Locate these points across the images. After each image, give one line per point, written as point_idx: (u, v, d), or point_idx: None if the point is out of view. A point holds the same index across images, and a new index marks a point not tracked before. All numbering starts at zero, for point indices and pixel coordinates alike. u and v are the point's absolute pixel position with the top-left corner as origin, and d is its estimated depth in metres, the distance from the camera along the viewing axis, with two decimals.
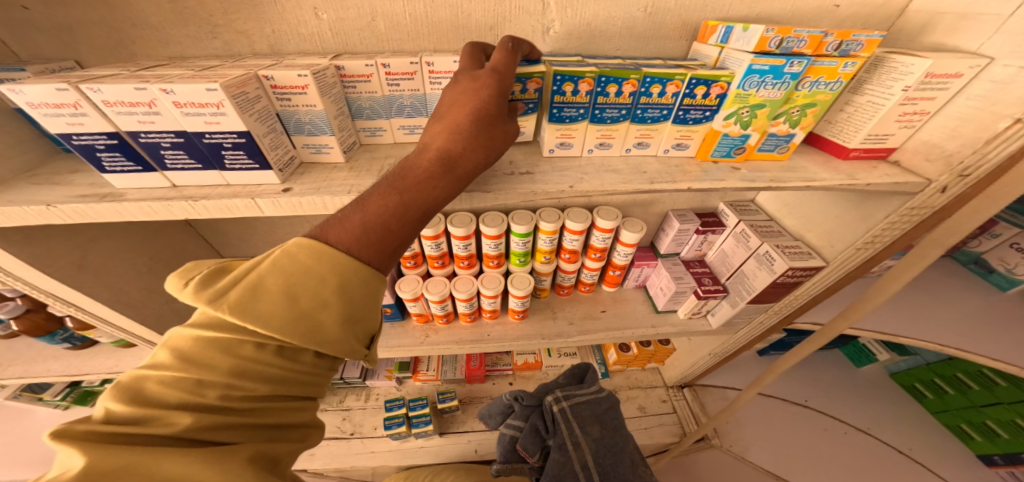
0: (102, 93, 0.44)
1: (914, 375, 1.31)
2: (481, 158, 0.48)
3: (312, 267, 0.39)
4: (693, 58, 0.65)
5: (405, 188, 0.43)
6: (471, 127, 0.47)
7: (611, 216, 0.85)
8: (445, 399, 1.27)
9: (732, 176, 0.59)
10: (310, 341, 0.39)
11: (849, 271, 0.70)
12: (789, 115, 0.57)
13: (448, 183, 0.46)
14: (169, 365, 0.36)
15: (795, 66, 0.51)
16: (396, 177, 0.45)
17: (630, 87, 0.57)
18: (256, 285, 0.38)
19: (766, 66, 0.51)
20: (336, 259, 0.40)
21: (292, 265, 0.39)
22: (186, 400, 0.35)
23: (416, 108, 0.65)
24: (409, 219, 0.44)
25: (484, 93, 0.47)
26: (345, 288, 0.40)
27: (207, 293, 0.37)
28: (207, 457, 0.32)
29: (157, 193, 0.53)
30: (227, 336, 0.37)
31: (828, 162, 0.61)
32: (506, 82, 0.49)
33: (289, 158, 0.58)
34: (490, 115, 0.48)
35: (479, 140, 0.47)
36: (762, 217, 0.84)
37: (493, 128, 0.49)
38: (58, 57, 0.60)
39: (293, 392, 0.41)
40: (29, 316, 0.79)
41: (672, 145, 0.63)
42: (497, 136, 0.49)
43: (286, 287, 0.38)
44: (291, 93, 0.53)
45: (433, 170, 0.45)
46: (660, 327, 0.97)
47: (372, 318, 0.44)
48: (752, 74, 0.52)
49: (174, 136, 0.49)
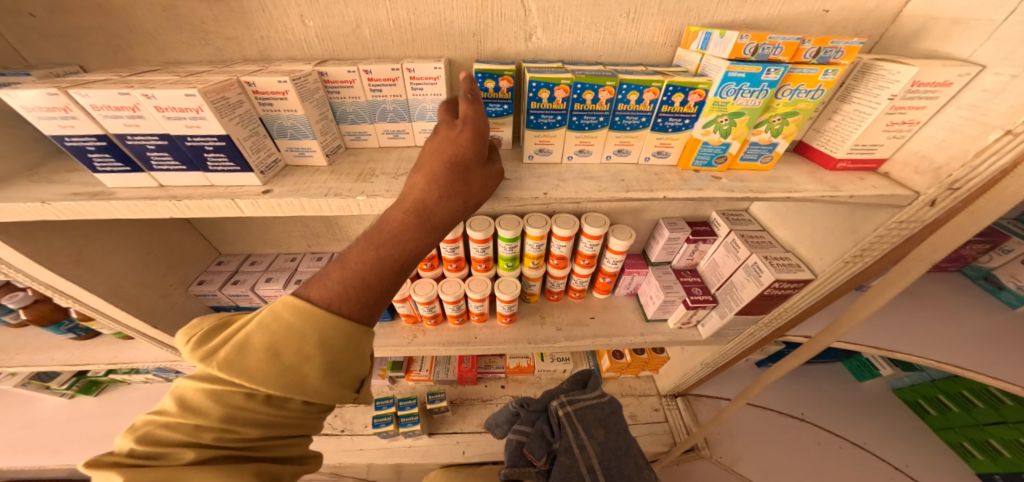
0: (89, 97, 0.47)
1: (918, 391, 1.28)
2: (460, 204, 0.47)
3: (296, 324, 0.40)
4: (678, 65, 0.64)
5: (378, 243, 0.43)
6: (445, 176, 0.45)
7: (599, 222, 0.83)
8: (435, 401, 1.26)
9: (712, 185, 0.58)
10: (296, 392, 0.39)
11: (839, 284, 0.67)
12: (769, 124, 0.56)
13: (424, 235, 0.45)
14: (171, 410, 0.38)
15: (772, 73, 0.50)
16: (372, 232, 0.44)
17: (607, 94, 0.56)
18: (241, 343, 0.39)
19: (742, 73, 0.50)
20: (316, 315, 0.40)
21: (275, 323, 0.40)
22: (189, 440, 0.37)
23: (399, 113, 0.66)
24: (386, 274, 0.44)
25: (458, 141, 0.46)
26: (326, 342, 0.40)
27: (201, 351, 0.39)
28: (218, 471, 0.35)
29: (145, 192, 0.55)
30: (221, 386, 0.38)
31: (814, 172, 0.60)
32: (482, 127, 0.48)
33: (272, 160, 0.60)
34: (466, 162, 0.46)
35: (455, 188, 0.46)
36: (755, 227, 0.81)
37: (470, 173, 0.47)
38: (63, 62, 0.63)
39: (285, 432, 0.41)
40: (36, 306, 0.83)
41: (652, 153, 0.62)
42: (476, 180, 0.48)
43: (269, 346, 0.39)
44: (273, 98, 0.54)
45: (408, 223, 0.44)
46: (649, 336, 0.96)
47: (358, 365, 0.43)
48: (729, 81, 0.51)
49: (158, 139, 0.51)
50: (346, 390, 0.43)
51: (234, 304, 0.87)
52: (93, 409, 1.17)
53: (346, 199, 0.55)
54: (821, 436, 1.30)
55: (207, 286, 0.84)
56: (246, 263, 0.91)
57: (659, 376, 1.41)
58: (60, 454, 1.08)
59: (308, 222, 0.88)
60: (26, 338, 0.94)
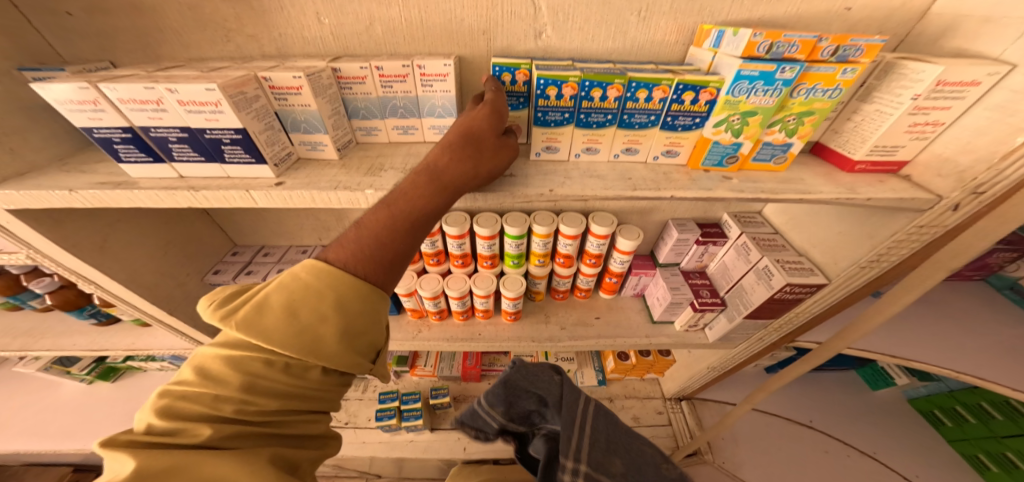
0: (117, 91, 0.48)
1: (934, 401, 1.24)
2: (472, 170, 0.48)
3: (312, 283, 0.42)
4: (689, 63, 0.63)
5: (392, 203, 0.45)
6: (460, 142, 0.48)
7: (606, 222, 0.83)
8: (439, 397, 1.27)
9: (722, 186, 0.57)
10: (311, 355, 0.40)
11: (853, 290, 0.66)
12: (784, 123, 0.54)
13: (434, 195, 0.47)
14: (191, 380, 0.39)
15: (788, 71, 0.48)
16: (389, 194, 0.47)
17: (615, 92, 0.55)
18: (261, 303, 0.40)
19: (756, 71, 0.48)
20: (330, 272, 0.42)
21: (295, 285, 0.42)
22: (207, 414, 0.37)
23: (408, 109, 0.66)
24: (396, 231, 0.45)
25: (477, 113, 0.50)
26: (342, 303, 0.41)
27: (222, 311, 0.41)
28: (239, 457, 0.35)
29: (166, 182, 0.56)
30: (242, 352, 0.40)
31: (830, 174, 0.58)
32: (500, 102, 0.51)
33: (285, 153, 0.61)
34: (480, 130, 0.49)
35: (468, 153, 0.48)
36: (767, 230, 0.79)
37: (483, 142, 0.49)
38: (95, 59, 0.66)
39: (303, 407, 0.42)
40: (62, 291, 0.87)
41: (661, 152, 0.61)
42: (489, 148, 0.49)
43: (287, 305, 0.40)
44: (287, 93, 0.55)
45: (419, 182, 0.46)
46: (655, 338, 0.95)
47: (373, 331, 0.44)
48: (741, 80, 0.50)
49: (179, 131, 0.52)
50: (360, 357, 0.44)
51: None
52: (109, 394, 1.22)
53: (355, 193, 0.56)
54: (829, 444, 1.26)
55: (222, 276, 0.86)
56: (260, 255, 0.93)
57: (665, 379, 1.39)
58: (74, 439, 1.12)
59: (319, 216, 0.90)
60: (52, 322, 0.98)
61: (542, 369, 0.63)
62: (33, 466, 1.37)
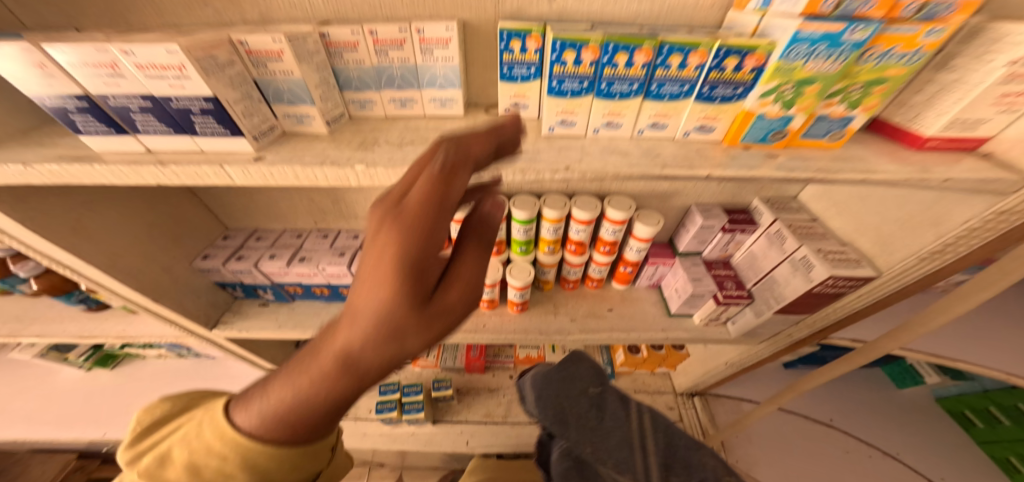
0: (63, 54, 0.41)
1: (964, 401, 1.17)
2: (396, 355, 0.31)
3: (213, 448, 0.35)
4: (724, 30, 0.48)
5: (288, 398, 0.33)
6: (372, 320, 0.30)
7: (623, 206, 0.75)
8: (441, 389, 1.24)
9: (766, 164, 0.49)
10: None
11: (907, 285, 0.59)
12: (846, 93, 0.45)
13: (346, 389, 0.32)
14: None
15: (858, 32, 0.38)
16: (296, 363, 0.34)
17: (643, 57, 0.46)
18: (166, 457, 0.36)
19: (818, 32, 0.39)
20: (228, 446, 0.34)
21: (195, 443, 0.36)
22: None
23: (407, 80, 0.59)
24: (300, 426, 0.34)
25: (398, 261, 0.30)
26: (250, 456, 0.34)
27: (135, 454, 0.37)
28: None
29: (131, 157, 0.51)
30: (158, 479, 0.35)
31: (893, 153, 0.50)
32: (438, 235, 0.31)
33: (267, 127, 0.54)
34: (403, 300, 0.30)
35: (387, 335, 0.31)
36: (805, 217, 0.72)
37: (412, 313, 0.31)
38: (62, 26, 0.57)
39: None
40: (47, 276, 0.83)
41: (693, 128, 0.53)
42: (423, 320, 0.32)
43: (188, 464, 0.35)
44: (267, 59, 0.48)
45: (323, 373, 0.32)
46: (672, 332, 0.89)
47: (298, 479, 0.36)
48: (798, 42, 0.40)
49: (141, 100, 0.46)
50: None
51: (239, 280, 0.85)
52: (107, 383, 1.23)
53: (343, 169, 0.50)
54: (849, 444, 1.20)
55: (211, 261, 0.81)
56: (252, 239, 0.88)
57: (677, 373, 1.34)
58: (71, 429, 1.13)
59: (314, 199, 0.84)
60: (42, 308, 0.95)
61: (589, 373, 0.63)
62: (37, 453, 1.42)
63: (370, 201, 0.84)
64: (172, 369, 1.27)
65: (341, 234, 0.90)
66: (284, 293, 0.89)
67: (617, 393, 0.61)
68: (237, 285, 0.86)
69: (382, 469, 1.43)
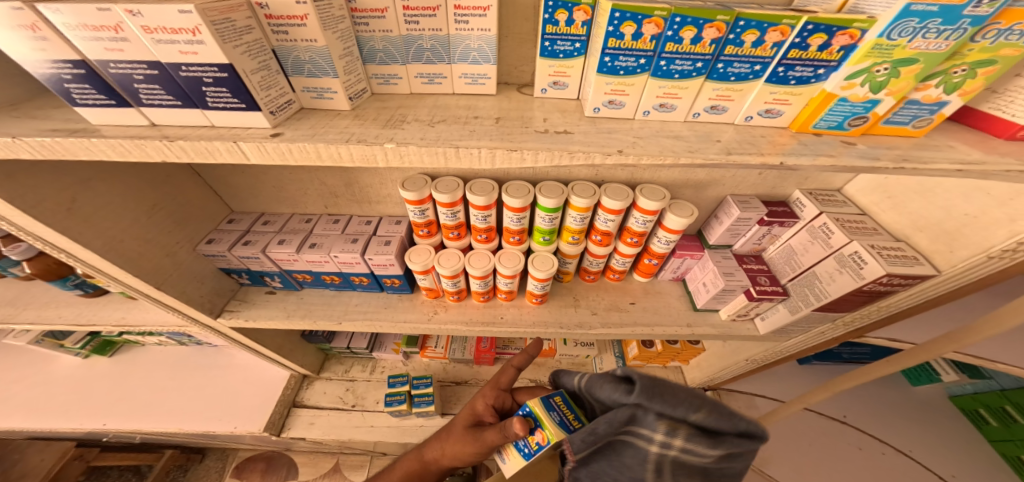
0: (61, 14, 0.35)
1: (980, 399, 1.17)
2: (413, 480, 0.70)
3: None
4: (800, 6, 0.45)
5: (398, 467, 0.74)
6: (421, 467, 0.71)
7: (657, 195, 0.70)
8: (570, 408, 0.49)
9: (843, 152, 0.45)
10: None
11: (970, 283, 0.55)
12: (946, 76, 0.40)
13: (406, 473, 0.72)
14: None
15: (985, 5, 0.33)
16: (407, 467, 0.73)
17: (714, 33, 0.41)
18: None
19: (935, 5, 0.34)
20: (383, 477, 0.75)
21: None
22: None
23: (437, 53, 0.53)
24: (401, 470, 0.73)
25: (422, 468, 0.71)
26: None
27: None
28: None
29: (134, 131, 0.45)
30: None
31: (979, 143, 0.46)
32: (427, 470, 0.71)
33: (285, 101, 0.48)
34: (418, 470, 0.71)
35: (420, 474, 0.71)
36: (852, 210, 0.68)
37: (425, 471, 0.71)
38: None
39: None
40: (41, 259, 0.78)
41: (758, 112, 0.48)
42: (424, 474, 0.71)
43: None
44: (288, 25, 0.42)
45: (412, 469, 0.72)
46: (697, 328, 0.86)
47: None
48: (907, 17, 0.35)
49: (147, 67, 0.40)
50: None
51: (246, 267, 0.80)
52: (106, 371, 1.20)
53: (371, 147, 0.45)
54: (862, 441, 1.21)
55: (216, 246, 0.76)
56: (259, 223, 0.83)
57: (689, 368, 1.33)
58: (67, 418, 1.09)
59: (326, 181, 0.79)
60: (35, 292, 0.90)
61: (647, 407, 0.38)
62: (36, 440, 1.41)
63: (386, 185, 0.79)
64: (170, 357, 1.25)
65: (353, 219, 0.85)
66: (292, 280, 0.84)
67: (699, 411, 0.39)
68: (242, 272, 0.81)
69: (385, 457, 1.51)
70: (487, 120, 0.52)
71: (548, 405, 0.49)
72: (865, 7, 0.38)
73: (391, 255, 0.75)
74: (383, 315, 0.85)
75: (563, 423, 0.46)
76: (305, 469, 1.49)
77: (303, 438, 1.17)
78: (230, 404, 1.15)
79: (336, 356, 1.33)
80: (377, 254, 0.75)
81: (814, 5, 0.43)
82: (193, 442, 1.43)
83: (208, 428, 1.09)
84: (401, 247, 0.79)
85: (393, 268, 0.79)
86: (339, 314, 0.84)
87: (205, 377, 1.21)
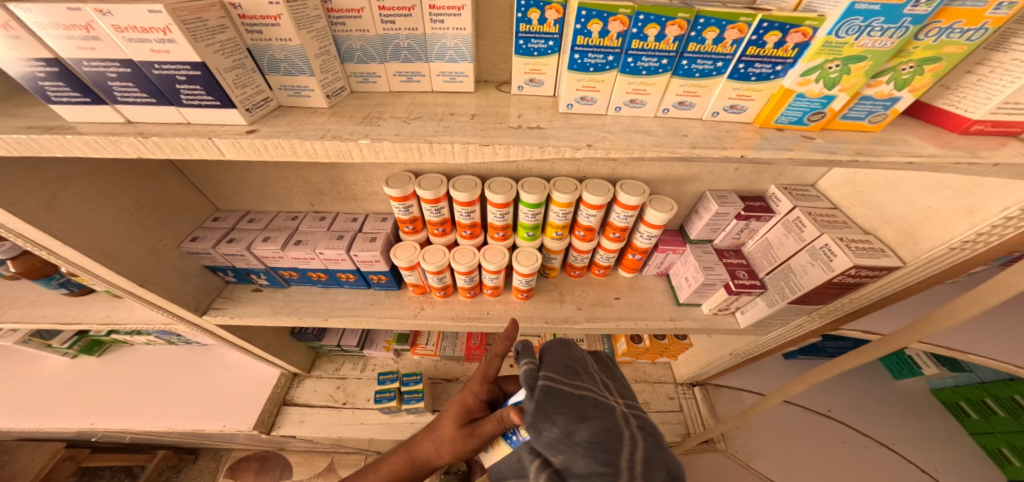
0: (32, 13, 0.36)
1: (960, 392, 1.20)
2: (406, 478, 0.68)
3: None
4: (763, 4, 0.46)
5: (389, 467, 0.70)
6: (414, 466, 0.68)
7: (636, 191, 0.72)
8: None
9: (803, 146, 0.46)
10: None
11: (934, 274, 0.56)
12: (895, 73, 0.42)
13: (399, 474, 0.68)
14: None
15: (923, 4, 0.35)
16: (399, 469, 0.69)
17: (676, 30, 0.42)
18: None
19: (877, 5, 0.35)
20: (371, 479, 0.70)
21: None
22: None
23: (414, 52, 0.54)
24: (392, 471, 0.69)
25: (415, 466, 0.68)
26: None
27: None
28: None
29: (110, 128, 0.46)
30: None
31: (935, 138, 0.47)
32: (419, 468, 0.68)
33: (261, 99, 0.49)
34: (412, 469, 0.68)
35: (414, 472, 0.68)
36: (825, 205, 0.70)
37: (419, 469, 0.69)
38: None
39: None
40: (26, 258, 0.79)
41: (723, 107, 0.49)
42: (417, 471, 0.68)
43: None
44: (263, 24, 0.43)
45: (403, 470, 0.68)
46: (680, 322, 0.87)
47: None
48: (853, 15, 0.36)
49: (120, 66, 0.41)
50: None
51: (231, 265, 0.80)
52: (94, 370, 1.20)
53: (346, 143, 0.46)
54: (846, 434, 1.23)
55: (200, 244, 0.76)
56: (244, 221, 0.83)
57: (678, 363, 1.34)
58: (54, 418, 1.09)
59: (311, 178, 0.79)
60: (20, 291, 0.90)
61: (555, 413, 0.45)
62: (26, 441, 1.41)
63: (370, 183, 0.80)
64: (160, 357, 1.25)
65: (340, 216, 0.86)
66: (279, 277, 0.85)
67: (604, 439, 0.44)
68: (228, 269, 0.82)
69: (378, 456, 1.51)
70: (463, 117, 0.53)
71: None
72: (817, 6, 0.40)
73: (376, 252, 0.76)
74: (370, 311, 0.86)
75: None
76: (298, 468, 1.49)
77: (294, 436, 1.18)
78: (220, 403, 1.15)
79: (327, 355, 1.34)
80: (362, 251, 0.76)
81: (774, 4, 0.45)
82: (185, 442, 1.44)
83: (198, 427, 1.09)
84: (386, 244, 0.80)
85: (378, 264, 0.79)
86: (325, 311, 0.85)
87: (195, 375, 1.21)
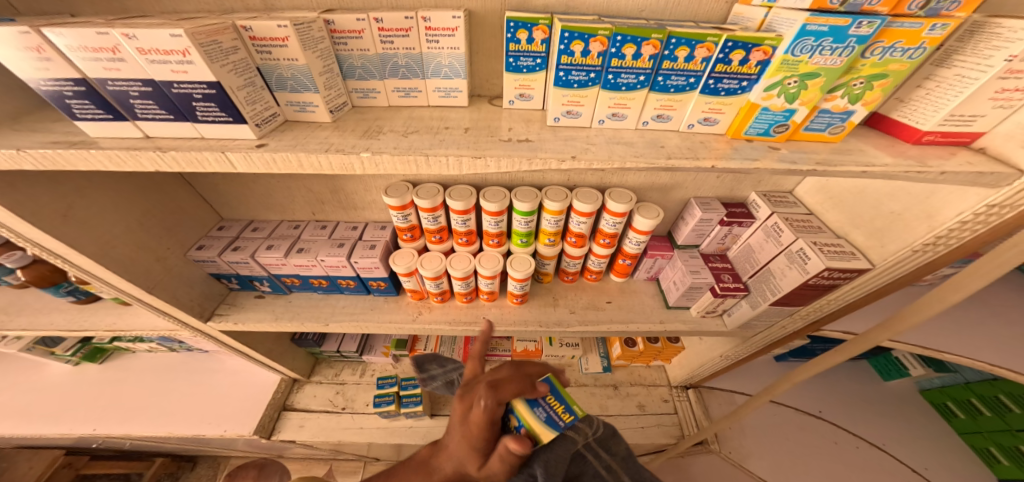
0: (64, 37, 0.40)
1: (948, 392, 1.22)
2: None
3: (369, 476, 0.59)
4: (730, 24, 0.50)
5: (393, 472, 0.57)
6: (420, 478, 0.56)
7: (624, 198, 0.75)
8: (557, 402, 0.50)
9: (770, 157, 0.50)
10: None
11: (901, 275, 0.60)
12: (848, 88, 0.46)
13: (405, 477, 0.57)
14: None
15: (864, 27, 0.39)
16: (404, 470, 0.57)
17: (650, 49, 0.46)
18: None
19: (825, 26, 0.40)
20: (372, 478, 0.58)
21: None
22: None
23: (411, 69, 0.58)
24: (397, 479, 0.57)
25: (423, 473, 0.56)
26: None
27: None
28: None
29: (129, 143, 0.49)
30: None
31: (891, 147, 0.52)
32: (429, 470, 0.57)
33: (270, 114, 0.53)
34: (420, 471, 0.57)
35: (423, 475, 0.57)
36: (801, 210, 0.73)
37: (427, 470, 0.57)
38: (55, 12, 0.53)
39: None
40: (36, 266, 0.82)
41: (698, 120, 0.53)
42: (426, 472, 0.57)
43: None
44: (271, 45, 0.47)
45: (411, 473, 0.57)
46: (669, 324, 0.90)
47: None
48: (805, 36, 0.41)
49: (141, 85, 0.44)
50: None
51: (234, 272, 0.83)
52: (96, 377, 1.21)
53: (348, 156, 0.50)
54: (838, 435, 1.25)
55: (206, 252, 0.79)
56: (248, 229, 0.87)
57: (672, 366, 1.36)
58: (57, 423, 1.10)
59: (313, 187, 0.83)
60: (28, 299, 0.92)
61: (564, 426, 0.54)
62: (24, 449, 1.40)
63: (369, 192, 0.84)
64: (160, 363, 1.27)
65: (340, 224, 0.89)
66: (281, 285, 0.88)
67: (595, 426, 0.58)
68: (231, 277, 0.85)
69: (377, 462, 1.52)
70: (457, 130, 0.57)
71: (533, 403, 0.49)
72: (776, 27, 0.44)
73: (375, 258, 0.79)
74: (370, 316, 0.89)
75: (551, 421, 0.48)
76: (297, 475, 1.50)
77: (293, 441, 1.19)
78: (221, 409, 1.16)
79: (326, 360, 1.36)
80: (362, 257, 0.79)
81: (741, 25, 0.49)
82: (183, 450, 1.44)
83: (198, 432, 1.11)
84: (385, 251, 0.83)
85: (377, 271, 0.83)
86: (326, 316, 0.88)
87: (195, 381, 1.23)
